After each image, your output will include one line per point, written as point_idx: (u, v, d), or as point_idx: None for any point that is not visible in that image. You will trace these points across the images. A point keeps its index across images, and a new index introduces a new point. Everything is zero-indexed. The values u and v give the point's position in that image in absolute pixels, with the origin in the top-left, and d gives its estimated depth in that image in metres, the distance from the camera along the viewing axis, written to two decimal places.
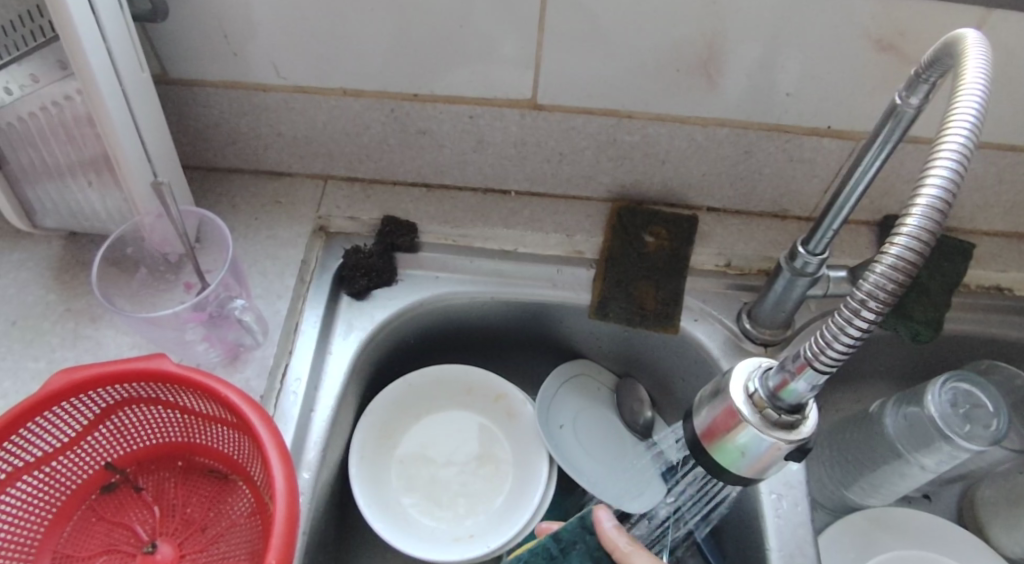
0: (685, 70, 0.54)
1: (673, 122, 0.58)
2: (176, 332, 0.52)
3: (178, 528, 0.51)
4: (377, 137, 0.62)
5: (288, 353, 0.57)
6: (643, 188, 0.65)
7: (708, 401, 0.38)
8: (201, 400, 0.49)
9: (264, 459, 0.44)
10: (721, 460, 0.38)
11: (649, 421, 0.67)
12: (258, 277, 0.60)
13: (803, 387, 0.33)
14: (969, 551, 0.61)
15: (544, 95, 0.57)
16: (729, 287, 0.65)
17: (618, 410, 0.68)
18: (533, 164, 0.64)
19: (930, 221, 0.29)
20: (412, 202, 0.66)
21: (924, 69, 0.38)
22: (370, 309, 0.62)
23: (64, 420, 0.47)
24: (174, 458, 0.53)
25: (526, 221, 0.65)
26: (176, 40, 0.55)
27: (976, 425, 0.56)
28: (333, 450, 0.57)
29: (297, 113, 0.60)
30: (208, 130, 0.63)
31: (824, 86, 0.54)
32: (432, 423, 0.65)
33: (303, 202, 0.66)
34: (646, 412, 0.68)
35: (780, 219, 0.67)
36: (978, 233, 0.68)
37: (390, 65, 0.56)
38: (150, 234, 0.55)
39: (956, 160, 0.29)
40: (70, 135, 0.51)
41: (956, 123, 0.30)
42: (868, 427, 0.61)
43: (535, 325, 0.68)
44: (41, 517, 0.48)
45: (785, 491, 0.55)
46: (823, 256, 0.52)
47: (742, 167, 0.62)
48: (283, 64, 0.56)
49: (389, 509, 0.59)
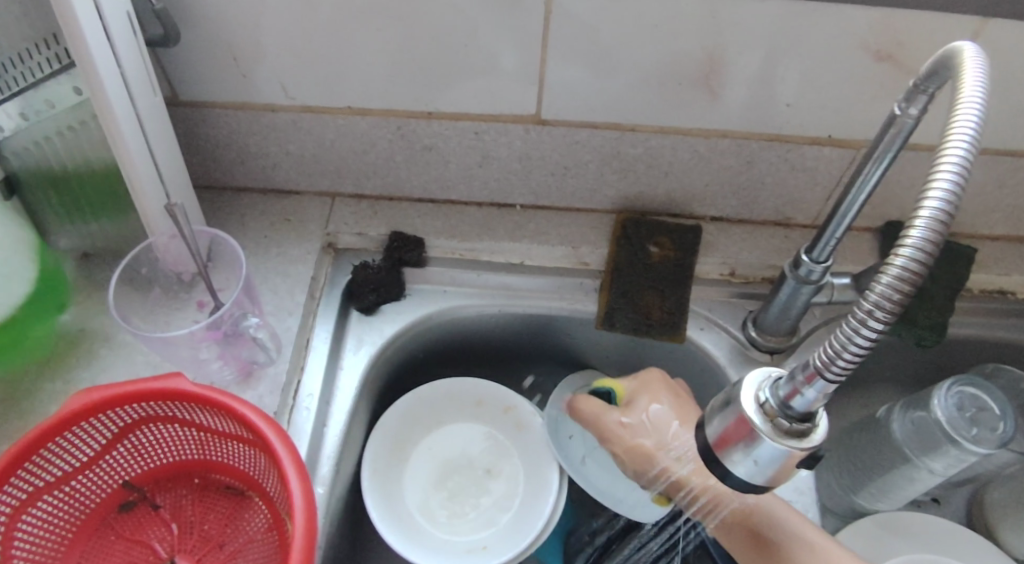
0: (687, 83, 0.55)
1: (675, 134, 0.59)
2: (191, 350, 0.53)
3: (196, 545, 0.51)
4: (384, 154, 0.63)
5: (300, 369, 0.58)
6: (646, 200, 0.66)
7: (720, 411, 0.39)
8: (216, 417, 0.49)
9: (281, 474, 0.44)
10: (733, 468, 0.38)
11: None
12: (268, 294, 0.61)
13: (814, 396, 0.34)
14: (981, 554, 0.61)
15: (548, 110, 0.58)
16: (735, 296, 0.66)
17: None
18: (537, 178, 0.64)
19: (933, 232, 0.31)
20: (419, 217, 0.67)
21: (922, 79, 0.39)
22: (379, 324, 0.63)
23: (84, 440, 0.48)
24: (190, 475, 0.54)
25: (532, 234, 0.66)
26: (187, 63, 0.56)
27: (982, 428, 0.56)
28: (346, 464, 0.58)
29: (305, 132, 0.61)
30: (217, 150, 0.64)
31: (823, 96, 0.55)
32: (440, 435, 0.66)
33: (311, 219, 0.66)
34: None
35: (783, 228, 0.68)
36: (979, 237, 0.69)
37: (398, 83, 0.57)
38: (164, 254, 0.56)
39: (957, 172, 0.30)
40: (84, 159, 0.53)
41: (955, 136, 0.31)
42: (876, 432, 0.62)
43: (542, 336, 0.69)
44: (60, 537, 0.49)
45: (796, 496, 0.56)
46: (827, 264, 0.53)
47: (744, 177, 0.63)
48: (292, 85, 0.57)
49: (403, 523, 0.59)
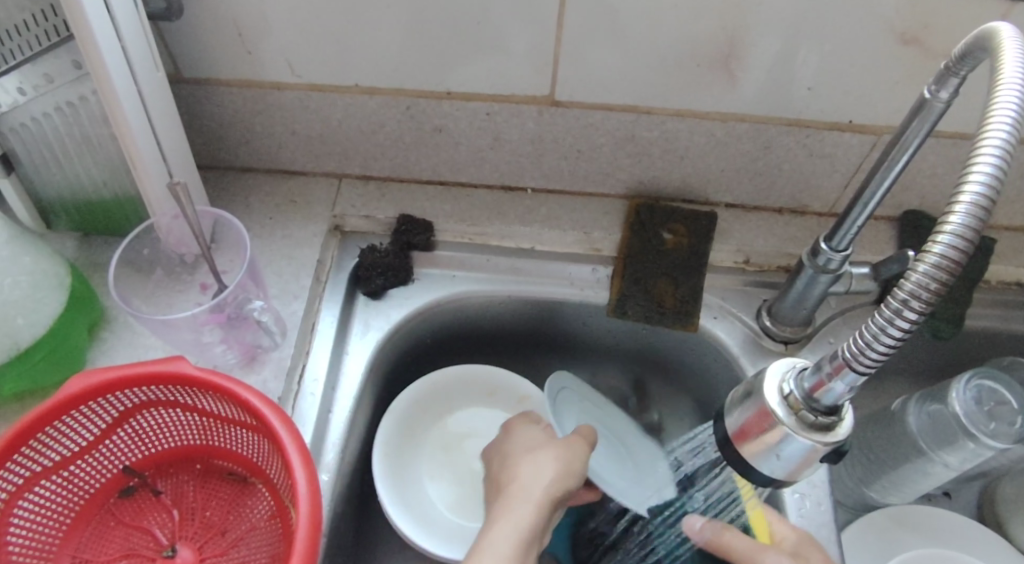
0: (705, 64, 0.53)
1: (692, 118, 0.58)
2: (194, 334, 0.52)
3: (197, 532, 0.51)
4: (392, 135, 0.61)
5: (306, 353, 0.57)
6: (661, 184, 0.65)
7: (740, 402, 0.39)
8: (220, 402, 0.48)
9: (286, 462, 0.43)
10: (755, 463, 0.38)
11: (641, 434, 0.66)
12: (273, 277, 0.60)
13: (841, 388, 0.33)
14: (993, 549, 0.60)
15: (562, 91, 0.56)
16: (748, 284, 0.64)
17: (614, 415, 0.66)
18: (550, 161, 0.63)
19: (974, 218, 0.29)
20: (427, 200, 0.65)
21: (956, 62, 0.37)
22: (386, 308, 0.61)
23: (82, 423, 0.47)
24: (191, 461, 0.53)
25: (543, 218, 0.64)
26: (190, 39, 0.54)
27: (1001, 422, 0.56)
28: (352, 450, 0.57)
29: (312, 111, 0.60)
30: (222, 129, 0.62)
31: (846, 80, 0.53)
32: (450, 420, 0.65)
33: (318, 201, 0.65)
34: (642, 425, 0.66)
35: (799, 215, 0.66)
36: (999, 227, 0.67)
37: (406, 62, 0.55)
38: (166, 235, 0.55)
39: (997, 157, 0.30)
40: (85, 136, 0.52)
41: (995, 122, 0.30)
42: (891, 425, 0.61)
43: (552, 324, 0.67)
44: (58, 522, 0.48)
45: (809, 490, 0.55)
46: (847, 252, 0.51)
47: (761, 163, 0.61)
48: (298, 62, 0.55)
49: (412, 509, 0.58)
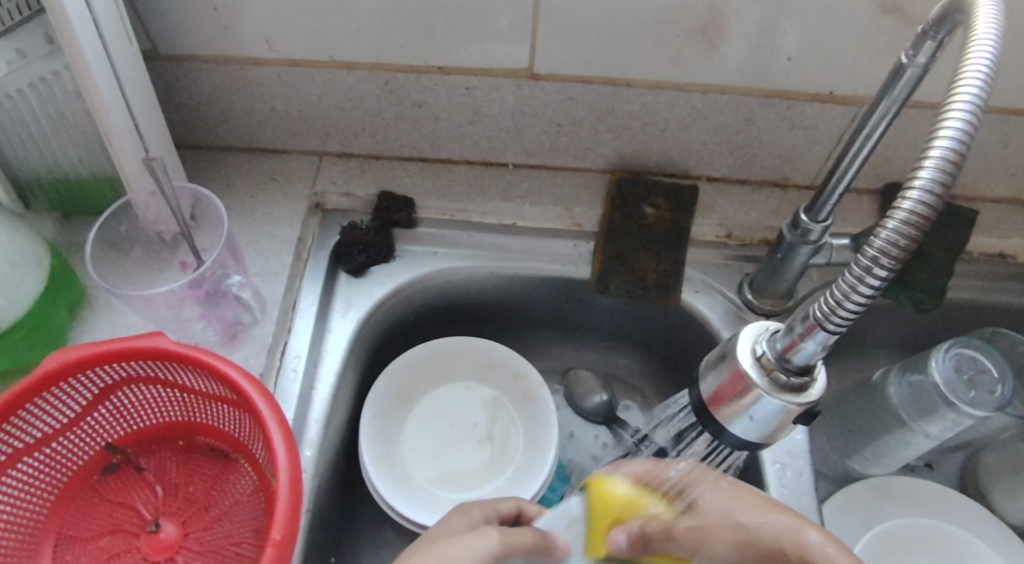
0: (685, 35, 0.53)
1: (673, 90, 0.57)
2: (173, 310, 0.52)
3: (181, 507, 0.51)
4: (372, 111, 0.61)
5: (287, 331, 0.57)
6: (643, 159, 0.64)
7: (714, 366, 0.39)
8: (199, 377, 0.48)
9: (266, 436, 0.44)
10: (729, 426, 0.38)
11: (602, 405, 0.67)
12: (254, 255, 0.60)
13: (813, 348, 0.34)
14: (974, 518, 0.61)
15: (542, 65, 0.56)
16: (731, 258, 0.65)
17: (571, 404, 0.69)
18: (531, 136, 0.63)
19: (943, 174, 0.29)
20: (409, 177, 0.65)
21: (932, 26, 0.37)
22: (369, 286, 0.61)
23: (64, 400, 0.47)
24: (174, 437, 0.53)
25: (524, 194, 0.64)
26: (164, 14, 0.53)
27: (981, 391, 0.56)
28: (335, 427, 0.57)
29: (290, 87, 0.59)
30: (200, 107, 0.62)
31: (825, 51, 0.53)
32: (447, 391, 0.65)
33: (298, 179, 0.65)
34: (601, 395, 0.68)
35: (782, 188, 0.66)
36: (981, 199, 0.67)
37: (384, 36, 0.54)
38: (144, 213, 0.55)
39: (968, 112, 0.29)
40: (60, 113, 0.52)
41: (967, 78, 0.30)
42: (872, 395, 0.61)
43: (536, 300, 0.67)
44: (43, 498, 0.48)
45: (789, 460, 0.55)
46: (826, 223, 0.51)
47: (742, 136, 0.61)
48: (275, 37, 0.55)
49: (394, 473, 0.59)
